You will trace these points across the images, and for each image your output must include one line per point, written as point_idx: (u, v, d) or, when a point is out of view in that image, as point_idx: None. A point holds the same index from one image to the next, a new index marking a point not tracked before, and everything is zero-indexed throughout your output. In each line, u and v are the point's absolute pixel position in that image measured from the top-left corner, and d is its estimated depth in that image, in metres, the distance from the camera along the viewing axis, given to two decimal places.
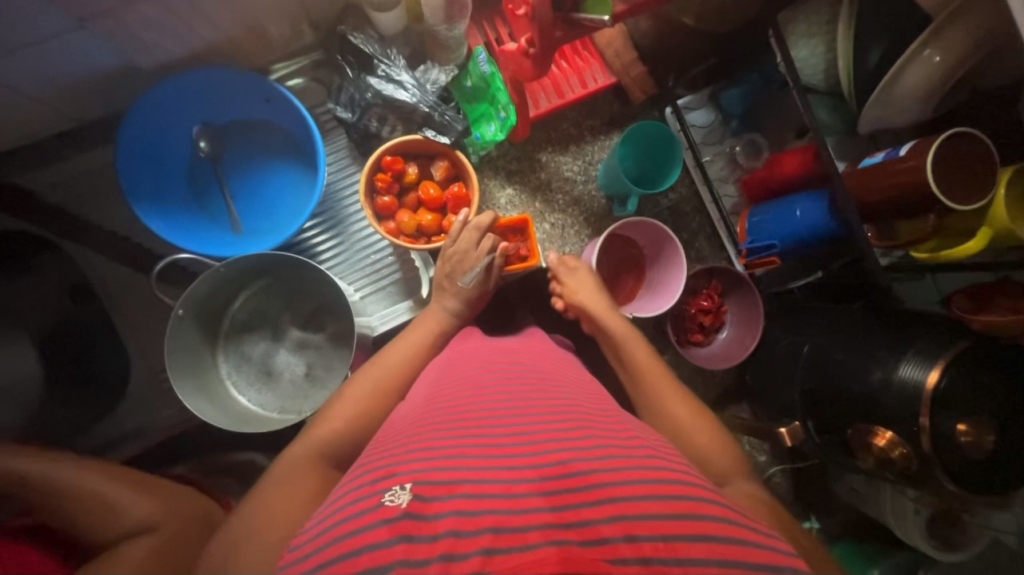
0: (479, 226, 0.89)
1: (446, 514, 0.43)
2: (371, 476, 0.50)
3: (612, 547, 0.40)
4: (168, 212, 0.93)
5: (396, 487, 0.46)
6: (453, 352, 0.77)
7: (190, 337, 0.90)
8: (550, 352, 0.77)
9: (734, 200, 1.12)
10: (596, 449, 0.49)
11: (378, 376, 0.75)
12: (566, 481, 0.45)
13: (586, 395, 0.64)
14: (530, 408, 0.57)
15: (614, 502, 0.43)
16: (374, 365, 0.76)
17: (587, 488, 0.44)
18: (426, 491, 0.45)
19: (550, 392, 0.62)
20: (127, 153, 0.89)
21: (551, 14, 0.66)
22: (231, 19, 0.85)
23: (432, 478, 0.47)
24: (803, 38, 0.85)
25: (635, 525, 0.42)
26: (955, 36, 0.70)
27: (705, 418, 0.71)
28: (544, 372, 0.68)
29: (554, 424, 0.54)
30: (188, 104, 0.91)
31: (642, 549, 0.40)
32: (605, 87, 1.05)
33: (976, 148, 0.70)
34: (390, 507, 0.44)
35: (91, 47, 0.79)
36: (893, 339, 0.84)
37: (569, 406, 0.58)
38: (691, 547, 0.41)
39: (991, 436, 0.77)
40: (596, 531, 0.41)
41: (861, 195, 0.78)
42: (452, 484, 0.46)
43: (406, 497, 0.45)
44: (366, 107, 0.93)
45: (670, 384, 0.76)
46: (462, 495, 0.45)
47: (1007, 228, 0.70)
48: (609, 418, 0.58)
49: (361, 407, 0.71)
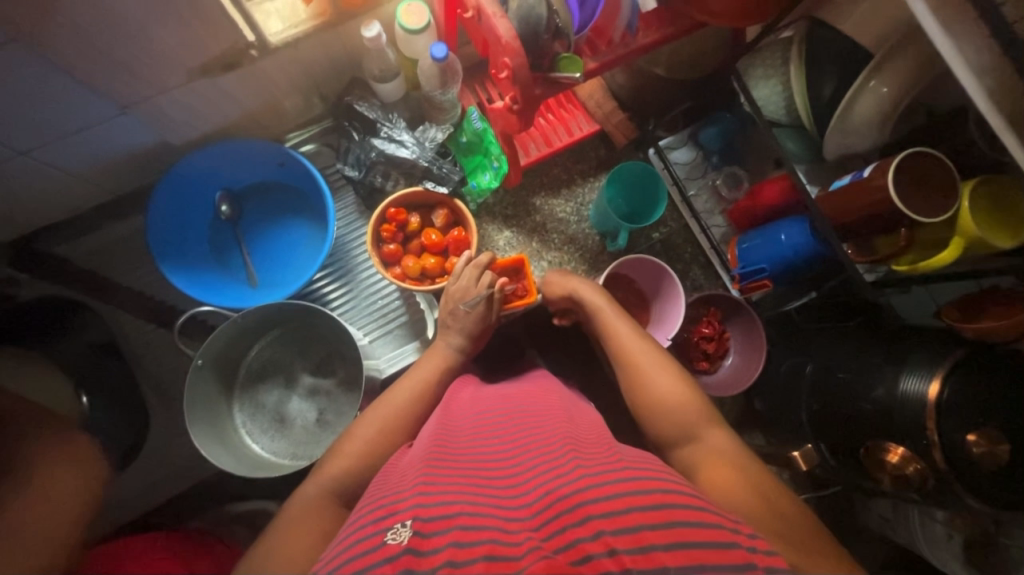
0: (478, 265, 0.94)
1: (445, 548, 0.44)
2: (373, 516, 0.50)
3: (597, 563, 0.43)
4: (192, 271, 1.00)
5: (396, 525, 0.47)
6: (444, 398, 0.79)
7: (208, 387, 0.94)
8: (544, 390, 0.80)
9: (723, 230, 1.16)
10: (580, 470, 0.51)
11: (385, 412, 0.77)
12: (555, 506, 0.48)
13: (574, 427, 0.66)
14: (522, 445, 0.59)
15: (595, 516, 0.46)
16: (383, 402, 0.79)
17: (573, 509, 0.47)
18: (424, 527, 0.46)
19: (540, 426, 0.64)
20: (158, 219, 0.98)
21: (530, 75, 0.74)
22: (253, 97, 0.96)
23: (429, 512, 0.47)
24: (761, 80, 0.93)
25: (621, 541, 0.44)
26: (897, 69, 0.77)
27: (683, 382, 0.78)
28: (536, 409, 0.71)
29: (544, 455, 0.56)
30: (212, 173, 1.01)
31: (624, 561, 0.43)
32: (590, 134, 1.12)
33: (934, 166, 0.75)
34: (392, 546, 0.45)
35: (131, 130, 0.89)
36: (891, 351, 0.86)
37: (559, 436, 0.61)
38: (670, 556, 0.44)
39: (1004, 445, 0.75)
40: (583, 548, 0.44)
41: (836, 214, 0.82)
42: (450, 518, 0.47)
43: (406, 535, 0.46)
44: (371, 164, 1.02)
45: (656, 354, 0.82)
46: (459, 528, 0.46)
47: (977, 236, 0.73)
48: (596, 446, 0.60)
49: (372, 445, 0.73)
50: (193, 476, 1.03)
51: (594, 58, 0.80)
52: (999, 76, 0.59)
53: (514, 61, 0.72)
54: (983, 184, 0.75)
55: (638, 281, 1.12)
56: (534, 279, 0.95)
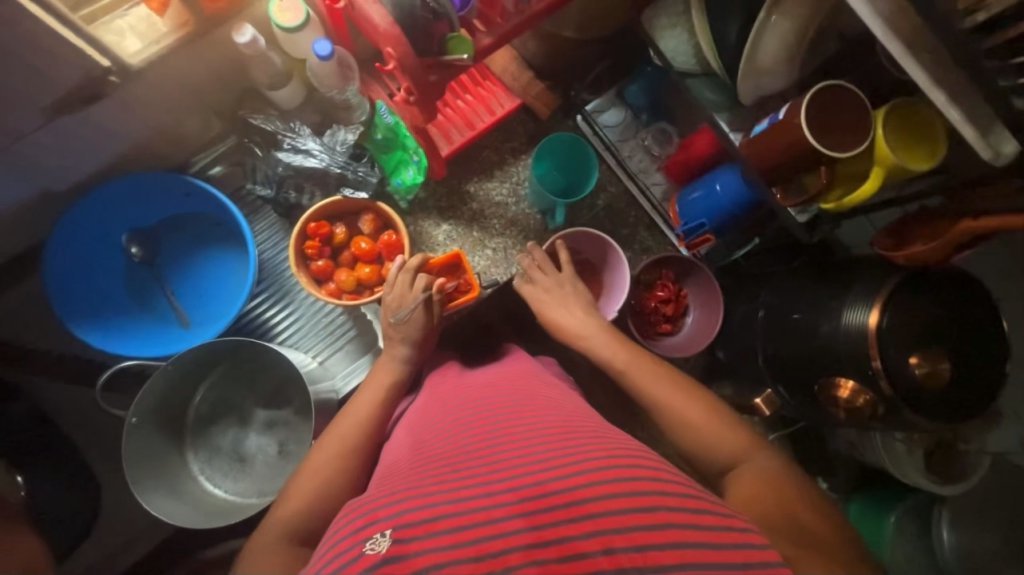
0: (410, 269, 0.90)
1: (428, 554, 0.42)
2: (352, 522, 0.46)
3: (593, 562, 0.42)
4: (111, 324, 0.94)
5: (376, 534, 0.44)
6: (430, 396, 0.76)
7: (151, 442, 0.90)
8: (530, 376, 0.76)
9: (664, 187, 1.14)
10: (572, 462, 0.49)
11: (347, 435, 0.73)
12: (548, 501, 0.45)
13: (559, 408, 0.64)
14: (508, 432, 0.56)
15: (592, 516, 0.45)
16: (337, 426, 0.75)
17: (568, 507, 0.45)
18: (406, 533, 0.43)
19: (528, 411, 0.61)
20: (58, 277, 0.90)
21: (418, 63, 0.68)
22: (133, 127, 0.88)
23: (412, 517, 0.44)
24: (668, 30, 0.88)
25: (618, 539, 0.43)
26: (797, 1, 0.74)
27: (712, 411, 0.71)
28: (522, 394, 0.68)
29: (531, 443, 0.53)
30: (109, 216, 0.93)
31: (619, 559, 0.42)
32: (513, 110, 1.07)
33: (846, 96, 0.73)
34: (370, 556, 0.42)
35: (1, 185, 0.81)
36: (834, 287, 0.86)
37: (548, 423, 0.58)
38: (666, 554, 0.43)
39: (945, 364, 0.77)
40: (577, 546, 0.43)
41: (762, 159, 0.80)
42: (432, 521, 0.44)
43: (386, 543, 0.43)
44: (282, 180, 0.97)
45: (676, 387, 0.74)
46: (443, 531, 0.43)
47: (896, 164, 0.72)
48: (583, 427, 0.58)
49: (333, 472, 0.69)
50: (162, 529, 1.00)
51: (488, 33, 0.75)
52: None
53: (397, 51, 0.66)
54: (896, 108, 0.74)
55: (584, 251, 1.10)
56: (474, 273, 0.91)
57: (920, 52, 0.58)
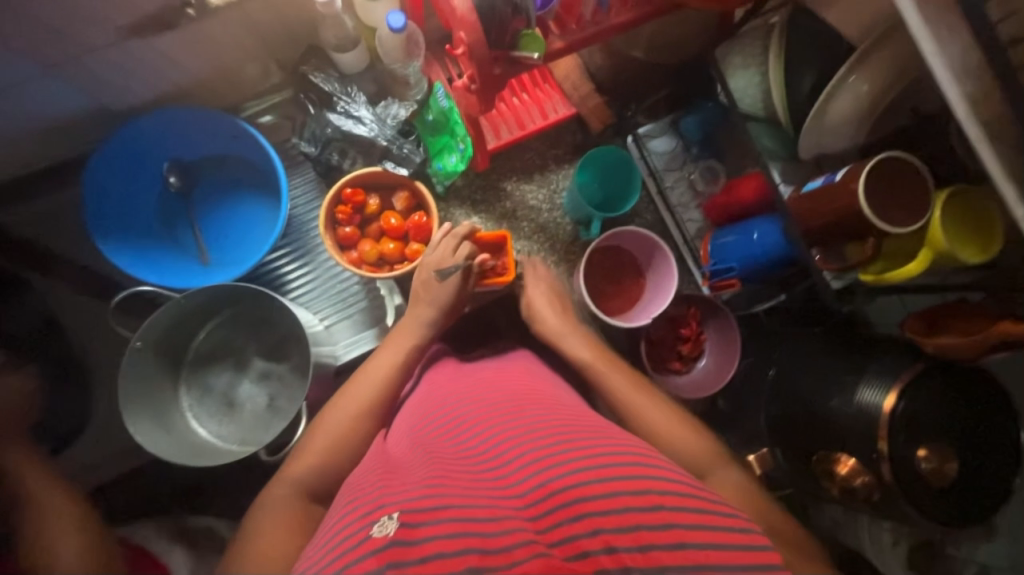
0: (456, 235, 0.90)
1: (435, 538, 0.42)
2: (360, 510, 0.47)
3: (594, 559, 0.42)
4: (135, 245, 0.95)
5: (383, 518, 0.45)
6: (431, 384, 0.76)
7: (148, 369, 0.90)
8: (531, 372, 0.77)
9: (699, 224, 1.12)
10: (576, 457, 0.49)
11: (360, 404, 0.74)
12: (552, 498, 0.46)
13: (564, 406, 0.63)
14: (512, 426, 0.56)
15: (595, 512, 0.44)
16: (351, 391, 0.75)
17: (572, 503, 0.45)
18: (412, 518, 0.44)
19: (529, 404, 0.61)
20: (94, 192, 0.92)
21: (488, 53, 0.68)
22: (197, 61, 0.89)
23: (418, 504, 0.45)
24: (739, 70, 0.88)
25: (620, 538, 0.43)
26: (879, 66, 0.72)
27: (686, 428, 0.74)
28: (526, 390, 0.68)
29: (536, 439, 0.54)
30: (155, 143, 0.95)
31: (623, 559, 0.42)
32: (566, 117, 1.08)
33: (909, 172, 0.72)
34: (377, 538, 0.43)
35: (61, 91, 0.82)
36: (855, 361, 0.83)
37: (550, 416, 0.58)
38: (670, 556, 0.43)
39: (953, 463, 0.75)
40: (580, 545, 0.43)
41: (807, 219, 0.79)
42: (438, 509, 0.44)
43: (392, 526, 0.43)
44: (327, 141, 0.97)
45: (655, 402, 0.77)
46: (449, 519, 0.44)
47: (946, 250, 0.69)
48: (589, 426, 0.58)
49: (339, 438, 0.70)
50: (141, 456, 1.01)
51: (562, 36, 0.76)
52: (976, 79, 0.56)
53: (470, 37, 0.66)
54: (956, 195, 0.71)
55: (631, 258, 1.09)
56: (514, 259, 0.90)
57: (1002, 141, 0.56)
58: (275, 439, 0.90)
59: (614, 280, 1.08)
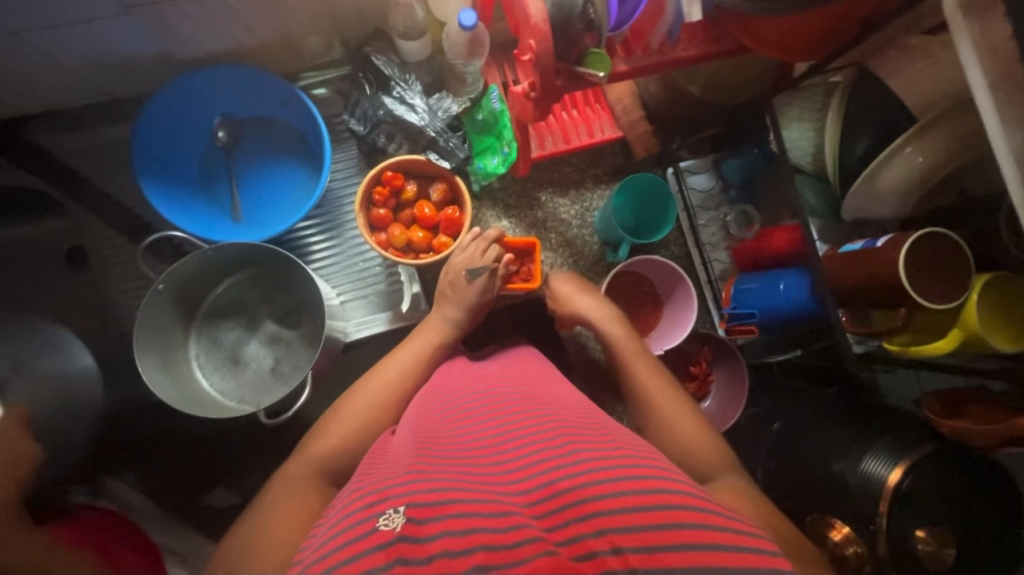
0: (486, 239, 0.91)
1: (440, 536, 0.43)
2: (364, 500, 0.48)
3: (601, 560, 0.42)
4: (174, 191, 0.97)
5: (390, 510, 0.45)
6: (439, 378, 0.76)
7: (165, 312, 0.91)
8: (537, 369, 0.77)
9: (725, 266, 1.12)
10: (580, 461, 0.50)
11: (376, 389, 0.75)
12: (556, 500, 0.47)
13: (569, 408, 0.64)
14: (517, 430, 0.57)
15: (600, 512, 0.45)
16: (370, 377, 0.77)
17: (575, 504, 0.46)
18: (419, 514, 0.45)
19: (534, 404, 0.63)
20: (144, 133, 0.94)
21: (553, 63, 0.69)
22: (268, 25, 0.91)
23: (424, 499, 0.46)
24: (795, 122, 0.89)
25: (625, 539, 0.43)
26: (936, 140, 0.72)
27: (700, 428, 0.73)
28: (531, 390, 0.68)
29: (540, 441, 0.54)
30: (213, 96, 0.97)
31: (629, 559, 0.42)
32: (610, 140, 1.08)
33: (949, 248, 0.71)
34: (383, 532, 0.44)
35: (134, 31, 0.84)
36: (865, 429, 0.82)
37: (553, 417, 0.59)
38: (677, 558, 0.42)
39: (951, 549, 0.73)
40: (586, 544, 0.43)
41: (840, 277, 0.79)
42: (444, 505, 0.45)
43: (399, 521, 0.44)
44: (377, 123, 0.98)
45: (673, 396, 0.77)
46: (455, 515, 0.45)
47: (977, 332, 0.69)
48: (592, 428, 0.58)
49: (351, 420, 0.71)
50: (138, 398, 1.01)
51: (625, 61, 0.77)
52: None
53: (539, 45, 0.67)
54: (996, 280, 0.71)
55: (655, 286, 1.09)
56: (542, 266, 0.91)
57: None
58: (274, 404, 0.90)
59: (634, 306, 1.08)
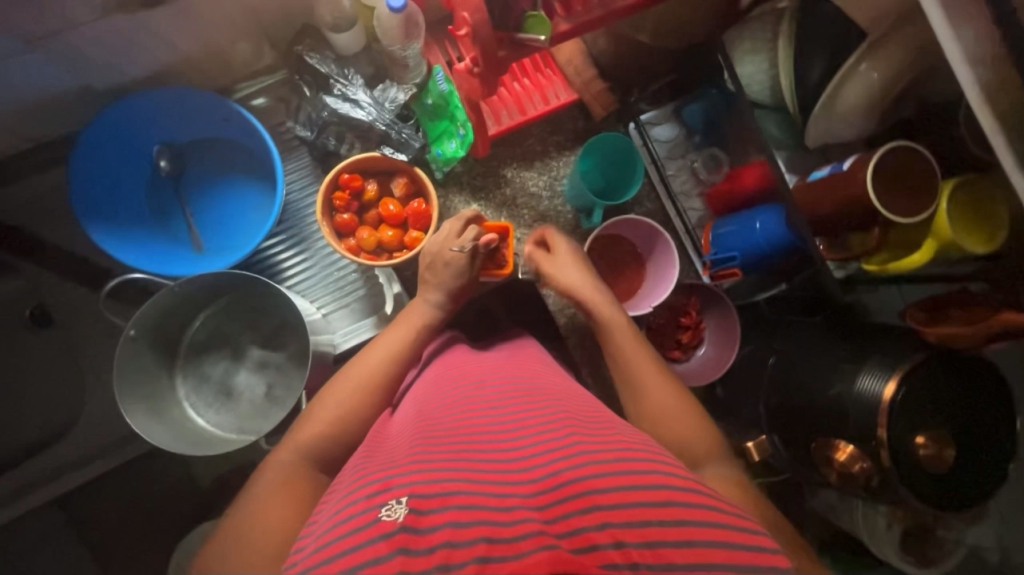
0: (463, 218, 0.89)
1: (442, 527, 0.42)
2: (365, 490, 0.47)
3: (603, 553, 0.41)
4: (126, 232, 0.92)
5: (391, 501, 0.45)
6: (442, 367, 0.76)
7: (143, 357, 0.88)
8: (540, 363, 0.76)
9: (700, 213, 1.11)
10: (584, 454, 0.49)
11: (360, 374, 0.73)
12: (560, 490, 0.46)
13: (573, 401, 0.63)
14: (518, 423, 0.55)
15: (602, 507, 0.44)
16: (357, 364, 0.75)
17: (580, 496, 0.45)
18: (421, 505, 0.44)
19: (537, 397, 0.62)
20: (82, 177, 0.89)
21: (492, 35, 0.66)
22: (188, 40, 0.86)
23: (426, 490, 0.45)
24: (748, 55, 0.86)
25: (628, 534, 0.42)
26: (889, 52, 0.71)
27: (700, 419, 0.71)
28: (534, 382, 0.67)
29: (542, 433, 0.53)
30: (145, 125, 0.92)
31: (631, 555, 0.41)
32: (567, 103, 1.06)
33: (916, 160, 0.71)
34: (386, 522, 0.43)
35: (46, 69, 0.79)
36: (855, 351, 0.84)
37: (555, 410, 0.58)
38: (677, 553, 0.42)
39: (951, 449, 0.76)
40: (589, 537, 0.42)
41: (809, 203, 0.78)
42: (446, 496, 0.45)
43: (401, 512, 0.43)
44: (324, 125, 0.95)
45: (666, 382, 0.75)
46: (457, 506, 0.44)
47: (949, 239, 0.70)
48: (595, 421, 0.58)
49: (344, 407, 0.70)
50: (134, 446, 0.99)
51: (566, 19, 0.71)
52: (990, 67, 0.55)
53: (475, 17, 0.64)
54: (965, 185, 0.72)
55: (638, 245, 1.08)
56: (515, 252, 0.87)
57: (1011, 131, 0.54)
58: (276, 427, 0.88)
59: (622, 262, 1.08)
